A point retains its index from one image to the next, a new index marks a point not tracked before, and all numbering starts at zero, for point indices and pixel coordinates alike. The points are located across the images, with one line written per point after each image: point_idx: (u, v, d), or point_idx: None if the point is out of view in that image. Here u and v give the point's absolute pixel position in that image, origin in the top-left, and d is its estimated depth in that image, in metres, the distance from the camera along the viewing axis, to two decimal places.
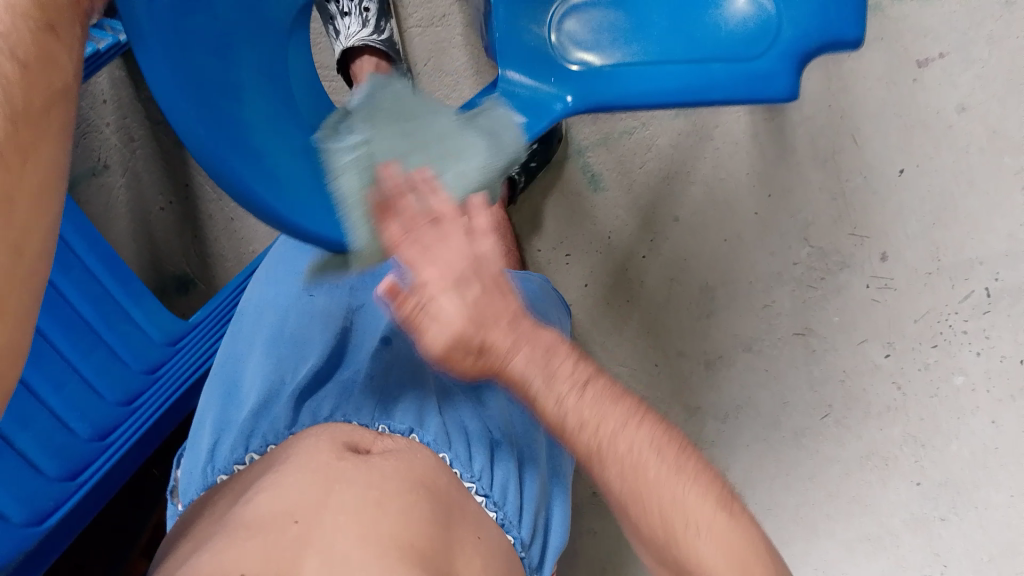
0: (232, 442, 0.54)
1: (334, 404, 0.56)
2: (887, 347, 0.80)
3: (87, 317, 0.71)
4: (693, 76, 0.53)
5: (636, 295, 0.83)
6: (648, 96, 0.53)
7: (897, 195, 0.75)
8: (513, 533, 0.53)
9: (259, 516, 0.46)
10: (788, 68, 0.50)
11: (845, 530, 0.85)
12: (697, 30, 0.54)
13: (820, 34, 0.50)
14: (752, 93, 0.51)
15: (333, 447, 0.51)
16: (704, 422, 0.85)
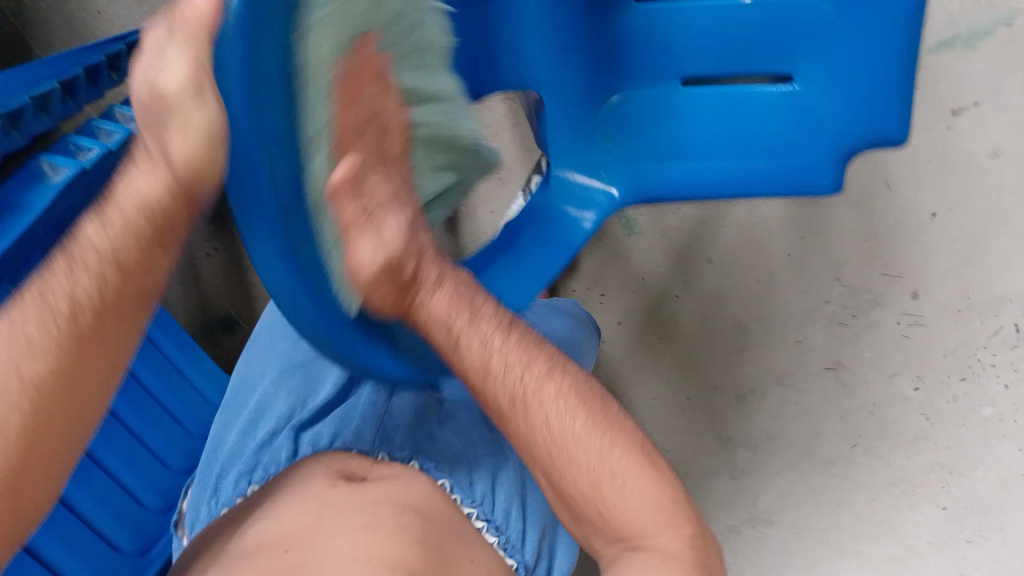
0: (237, 475, 0.59)
1: (333, 432, 0.59)
2: (916, 380, 0.81)
3: (177, 365, 0.82)
4: (737, 167, 0.56)
5: (669, 332, 0.86)
6: (693, 188, 0.57)
7: (928, 238, 0.76)
8: (515, 556, 0.57)
9: (257, 543, 0.51)
10: (830, 162, 0.54)
11: (873, 551, 0.88)
12: (743, 117, 0.56)
13: (863, 131, 0.53)
14: (793, 185, 0.56)
15: (327, 477, 0.55)
16: (736, 451, 0.89)
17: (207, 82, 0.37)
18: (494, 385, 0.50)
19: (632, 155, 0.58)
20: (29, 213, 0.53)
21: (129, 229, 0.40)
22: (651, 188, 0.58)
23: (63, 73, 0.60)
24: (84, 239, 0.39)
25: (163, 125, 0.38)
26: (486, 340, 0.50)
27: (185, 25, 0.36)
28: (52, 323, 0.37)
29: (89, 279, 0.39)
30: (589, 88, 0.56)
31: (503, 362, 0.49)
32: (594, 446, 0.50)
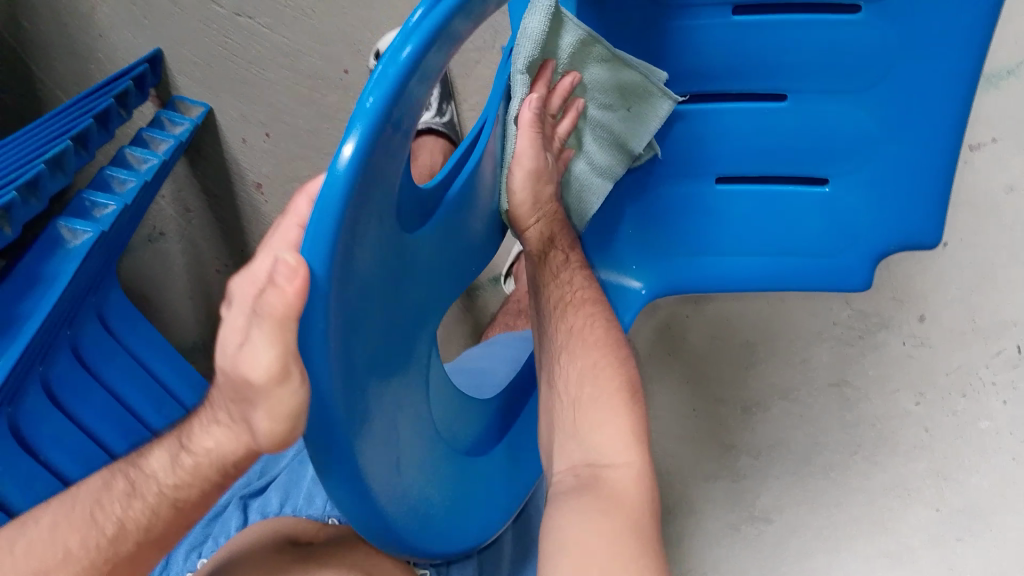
0: (186, 551, 0.65)
1: (282, 499, 0.65)
2: (917, 396, 0.83)
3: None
4: (771, 266, 0.60)
5: (678, 348, 0.90)
6: (730, 283, 0.61)
7: (937, 265, 0.77)
8: None
9: None
10: (864, 266, 0.57)
11: (867, 545, 0.87)
12: (779, 223, 0.58)
13: (895, 237, 0.55)
14: (826, 282, 0.59)
15: (276, 543, 0.56)
16: (737, 457, 0.90)
17: (296, 363, 0.27)
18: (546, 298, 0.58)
19: (664, 250, 0.61)
20: (48, 287, 0.56)
21: (185, 483, 0.40)
22: (680, 279, 0.62)
23: (73, 126, 0.58)
24: (145, 471, 0.41)
25: (248, 406, 0.30)
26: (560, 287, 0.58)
27: (270, 315, 0.26)
28: (93, 545, 0.42)
29: (136, 513, 0.41)
30: (623, 185, 0.59)
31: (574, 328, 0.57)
32: (590, 356, 0.55)
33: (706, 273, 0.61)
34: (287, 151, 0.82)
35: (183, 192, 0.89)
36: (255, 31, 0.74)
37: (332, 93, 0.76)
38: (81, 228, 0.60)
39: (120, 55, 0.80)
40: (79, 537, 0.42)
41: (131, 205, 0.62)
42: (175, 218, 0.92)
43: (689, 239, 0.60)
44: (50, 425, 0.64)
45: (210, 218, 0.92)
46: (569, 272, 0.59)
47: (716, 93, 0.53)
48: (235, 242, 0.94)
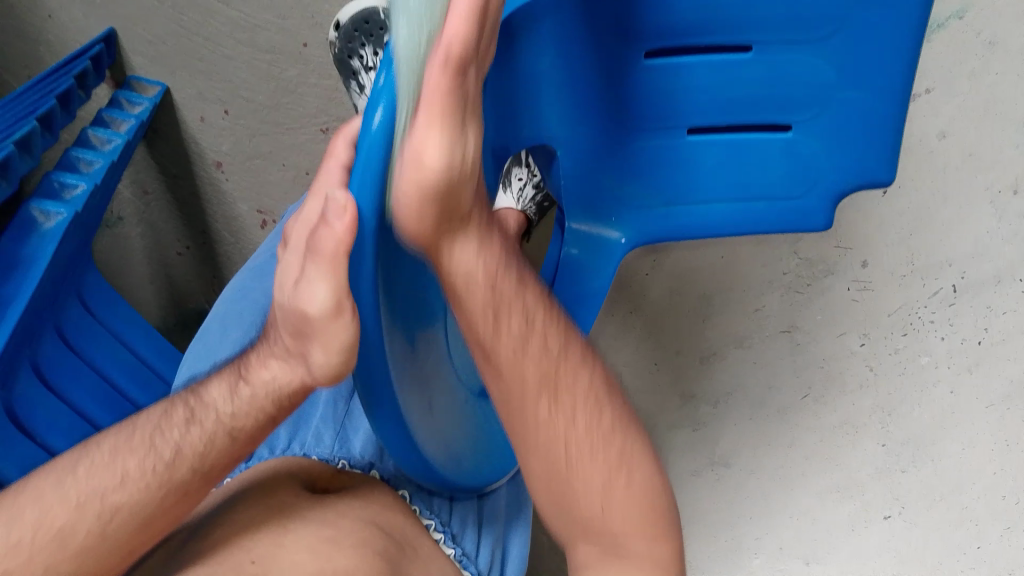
0: None
1: (291, 439, 0.82)
2: (862, 337, 0.89)
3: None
4: (740, 211, 0.64)
5: (639, 305, 0.92)
6: (703, 228, 0.65)
7: (878, 211, 0.81)
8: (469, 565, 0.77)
9: (222, 546, 0.63)
10: (825, 208, 0.63)
11: (821, 481, 0.99)
12: (748, 171, 0.62)
13: (855, 178, 0.60)
14: (790, 223, 0.64)
15: (295, 487, 0.72)
16: (697, 407, 0.97)
17: (345, 301, 0.47)
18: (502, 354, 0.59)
19: (639, 203, 0.65)
20: (28, 270, 0.67)
21: (252, 403, 0.57)
22: (655, 228, 0.66)
23: (39, 108, 0.59)
24: (208, 400, 0.58)
25: (307, 339, 0.50)
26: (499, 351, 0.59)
27: (327, 252, 0.45)
28: (151, 467, 0.56)
29: (196, 435, 0.57)
30: (601, 140, 0.60)
31: (495, 279, 0.56)
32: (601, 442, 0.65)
33: (682, 219, 0.65)
34: (246, 126, 0.83)
35: (141, 173, 0.92)
36: (211, 7, 0.74)
37: (292, 67, 0.76)
38: (52, 209, 0.71)
39: (71, 36, 0.82)
40: (136, 459, 0.56)
41: (97, 183, 0.74)
42: (134, 202, 0.95)
43: (665, 188, 0.64)
44: (45, 409, 0.73)
45: (170, 202, 0.95)
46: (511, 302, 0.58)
47: (685, 49, 0.56)
48: (194, 222, 0.96)
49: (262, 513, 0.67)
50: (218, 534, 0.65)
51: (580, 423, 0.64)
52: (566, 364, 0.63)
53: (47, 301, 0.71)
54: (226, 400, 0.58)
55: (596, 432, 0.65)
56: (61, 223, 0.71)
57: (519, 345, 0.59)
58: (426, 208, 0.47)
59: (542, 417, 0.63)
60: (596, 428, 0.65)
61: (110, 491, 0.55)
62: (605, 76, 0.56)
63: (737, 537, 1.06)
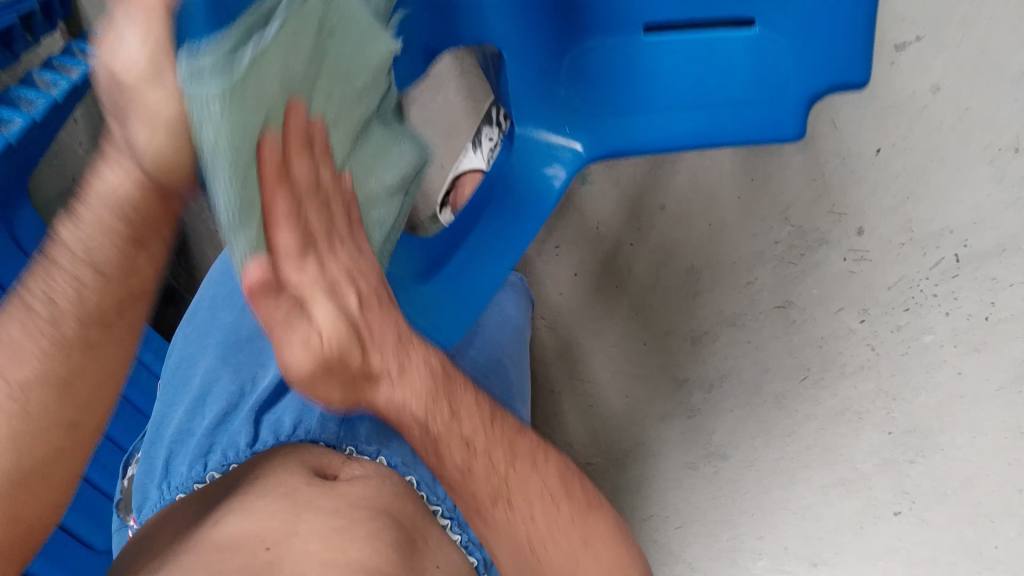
0: (191, 463, 0.76)
1: (294, 421, 0.77)
2: (861, 313, 0.82)
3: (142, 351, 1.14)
4: (703, 119, 0.66)
5: (625, 280, 0.95)
6: (662, 139, 0.67)
7: (872, 174, 0.77)
8: (474, 554, 0.75)
9: (234, 538, 0.66)
10: (797, 114, 0.65)
11: (821, 478, 0.91)
12: (709, 73, 0.65)
13: (828, 78, 0.63)
14: (762, 132, 0.66)
15: (302, 472, 0.72)
16: (691, 393, 0.94)
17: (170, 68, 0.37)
18: (456, 475, 0.58)
19: (597, 114, 0.68)
20: None
21: (101, 226, 0.44)
22: (610, 141, 0.68)
23: None
24: (63, 238, 0.45)
25: (126, 117, 0.38)
26: (457, 448, 0.57)
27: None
28: (36, 324, 0.47)
29: (65, 280, 0.46)
30: (548, 39, 0.64)
31: (431, 406, 0.55)
32: (554, 533, 0.61)
33: (640, 129, 0.67)
34: None
35: None
36: None
37: None
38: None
39: None
40: (19, 320, 0.47)
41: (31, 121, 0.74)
42: None
43: (628, 99, 0.67)
44: None
45: None
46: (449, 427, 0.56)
47: None
48: None
49: (280, 506, 0.68)
50: (229, 529, 0.67)
51: (540, 520, 0.61)
52: (516, 469, 0.60)
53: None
54: (69, 220, 0.45)
55: (557, 524, 0.61)
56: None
57: (466, 468, 0.57)
58: (319, 383, 0.50)
59: (501, 523, 0.60)
60: (551, 522, 0.61)
61: (10, 363, 0.47)
62: None
63: (735, 535, 1.00)
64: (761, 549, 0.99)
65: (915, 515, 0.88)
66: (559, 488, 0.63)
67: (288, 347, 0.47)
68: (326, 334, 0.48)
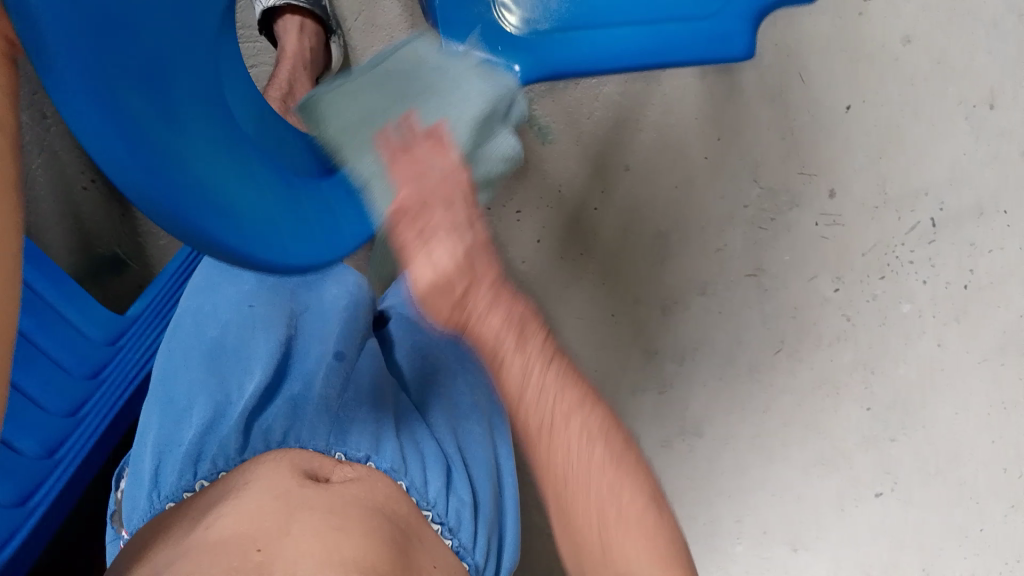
0: (178, 468, 0.53)
1: (287, 428, 0.56)
2: (837, 281, 0.79)
3: (50, 301, 0.72)
4: (648, 37, 0.61)
5: (590, 246, 0.85)
6: (605, 62, 0.62)
7: (846, 130, 0.74)
8: (467, 559, 0.54)
9: (220, 539, 0.45)
10: (746, 27, 0.60)
11: (800, 453, 0.86)
12: None
13: None
14: (710, 52, 0.61)
15: (294, 475, 0.52)
16: (662, 365, 0.86)
17: None
18: (519, 411, 0.42)
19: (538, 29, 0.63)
20: None
21: None
22: (551, 60, 0.62)
23: None
24: None
25: None
26: (525, 348, 0.40)
27: None
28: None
29: None
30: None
31: (519, 323, 0.41)
32: (623, 508, 0.42)
33: (580, 45, 0.62)
34: None
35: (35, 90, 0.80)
36: None
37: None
38: None
39: None
40: None
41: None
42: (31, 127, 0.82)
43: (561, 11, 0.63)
44: None
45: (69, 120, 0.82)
46: (535, 376, 0.41)
47: None
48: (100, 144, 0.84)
49: (268, 505, 0.48)
50: (215, 533, 0.46)
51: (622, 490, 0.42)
52: (578, 421, 0.42)
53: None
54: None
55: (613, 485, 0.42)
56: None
57: (522, 392, 0.41)
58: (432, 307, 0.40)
59: (539, 458, 0.42)
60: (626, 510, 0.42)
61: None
62: None
63: (714, 519, 0.91)
64: (739, 534, 0.91)
65: (897, 496, 0.85)
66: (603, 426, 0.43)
67: (419, 261, 0.41)
68: (458, 237, 0.41)
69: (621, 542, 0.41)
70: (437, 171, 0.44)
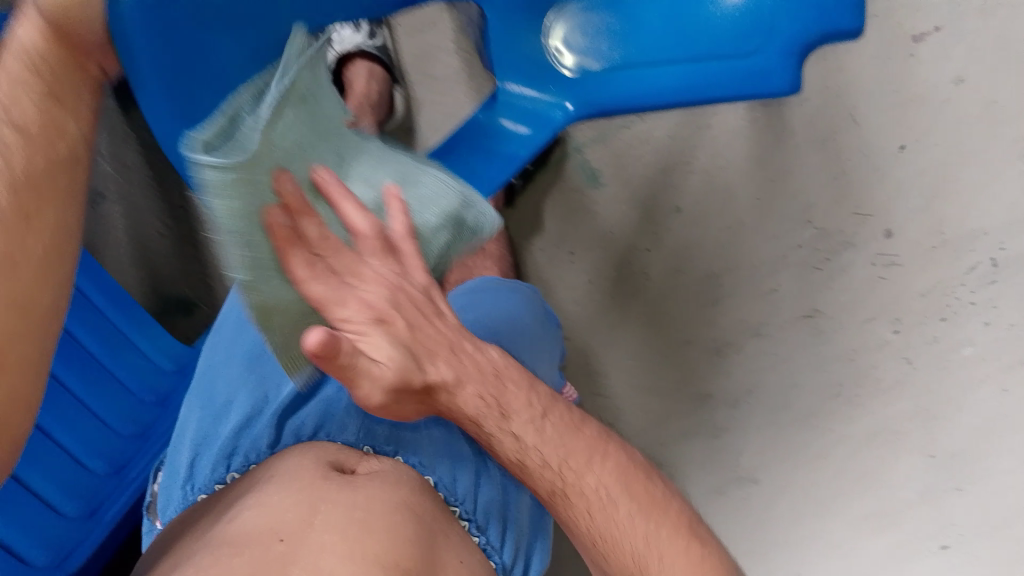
0: (212, 461, 0.58)
1: (317, 423, 0.59)
2: (894, 323, 0.76)
3: (120, 327, 0.78)
4: (691, 74, 0.61)
5: (640, 288, 0.85)
6: (649, 100, 0.62)
7: (896, 171, 0.74)
8: (493, 555, 0.58)
9: (245, 532, 0.51)
10: (788, 63, 0.56)
11: (858, 505, 0.80)
12: (694, 28, 0.63)
13: (818, 23, 0.56)
14: (750, 88, 0.57)
15: (317, 468, 0.55)
16: (714, 410, 0.84)
17: None
18: (534, 472, 0.51)
19: (585, 72, 0.66)
20: None
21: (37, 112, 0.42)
22: (600, 100, 0.65)
23: None
24: None
25: None
26: (509, 416, 0.50)
27: None
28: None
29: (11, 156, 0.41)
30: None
31: (489, 407, 0.50)
32: (638, 530, 0.51)
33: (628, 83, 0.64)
34: None
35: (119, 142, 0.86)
36: None
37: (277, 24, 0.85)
38: None
39: None
40: None
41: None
42: (116, 177, 0.88)
43: (612, 51, 0.66)
44: None
45: (152, 171, 0.88)
46: (523, 448, 0.50)
47: None
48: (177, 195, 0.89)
49: (293, 496, 0.53)
50: (247, 521, 0.52)
51: (631, 510, 0.51)
52: (569, 463, 0.51)
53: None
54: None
55: (631, 494, 0.52)
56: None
57: (519, 458, 0.51)
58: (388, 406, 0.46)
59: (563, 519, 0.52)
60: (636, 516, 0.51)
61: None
62: None
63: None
64: None
65: (963, 552, 0.76)
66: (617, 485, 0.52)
67: (365, 383, 0.43)
68: (390, 335, 0.45)
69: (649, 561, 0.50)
70: (337, 266, 0.45)
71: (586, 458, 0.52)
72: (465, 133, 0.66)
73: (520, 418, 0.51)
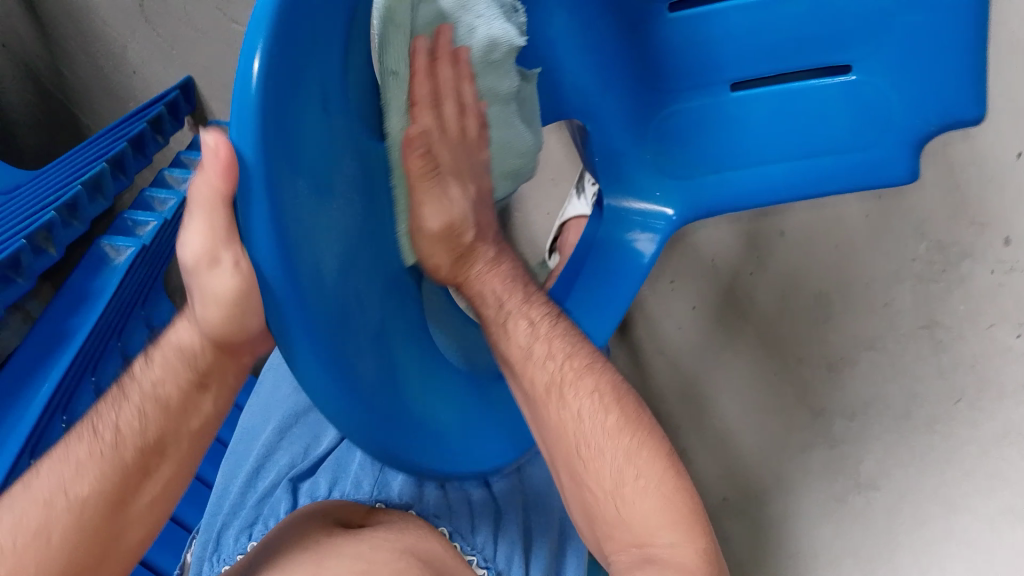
0: (236, 535, 0.67)
1: (329, 485, 0.69)
2: (1018, 328, 0.69)
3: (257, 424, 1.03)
4: (805, 169, 0.63)
5: (747, 311, 0.90)
6: (753, 196, 0.65)
7: (1015, 182, 0.68)
8: None
9: None
10: (904, 155, 0.59)
11: (985, 504, 0.74)
12: (804, 126, 0.61)
13: (937, 117, 0.56)
14: (870, 180, 0.61)
15: (323, 524, 0.62)
16: (832, 420, 0.84)
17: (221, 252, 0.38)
18: (525, 368, 0.57)
19: (684, 172, 0.66)
20: (95, 300, 0.72)
21: (166, 372, 0.47)
22: (703, 200, 0.66)
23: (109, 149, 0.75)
24: (137, 377, 0.48)
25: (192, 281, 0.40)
26: (527, 306, 0.59)
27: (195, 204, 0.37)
28: (98, 452, 0.46)
29: (130, 416, 0.47)
30: (641, 104, 0.62)
31: (508, 296, 0.59)
32: (620, 444, 0.54)
33: (732, 185, 0.65)
34: None
35: None
36: None
37: None
38: (122, 245, 0.76)
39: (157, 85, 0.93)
40: (86, 447, 0.46)
41: (185, 197, 0.82)
42: None
43: (711, 154, 0.64)
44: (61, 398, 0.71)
45: None
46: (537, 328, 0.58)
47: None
48: None
49: (302, 558, 0.58)
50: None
51: (609, 444, 0.54)
52: (572, 364, 0.57)
53: (115, 328, 0.76)
54: (146, 362, 0.48)
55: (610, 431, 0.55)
56: (130, 256, 0.75)
57: (527, 350, 0.57)
58: (440, 243, 0.54)
59: (553, 424, 0.56)
60: (630, 462, 0.54)
61: (70, 479, 0.46)
62: (628, 28, 0.57)
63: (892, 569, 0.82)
64: None
65: None
66: (610, 396, 0.56)
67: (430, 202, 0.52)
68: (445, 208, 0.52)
69: (651, 537, 0.52)
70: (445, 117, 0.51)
71: (585, 387, 0.56)
72: (587, 249, 0.69)
73: (547, 323, 0.58)
